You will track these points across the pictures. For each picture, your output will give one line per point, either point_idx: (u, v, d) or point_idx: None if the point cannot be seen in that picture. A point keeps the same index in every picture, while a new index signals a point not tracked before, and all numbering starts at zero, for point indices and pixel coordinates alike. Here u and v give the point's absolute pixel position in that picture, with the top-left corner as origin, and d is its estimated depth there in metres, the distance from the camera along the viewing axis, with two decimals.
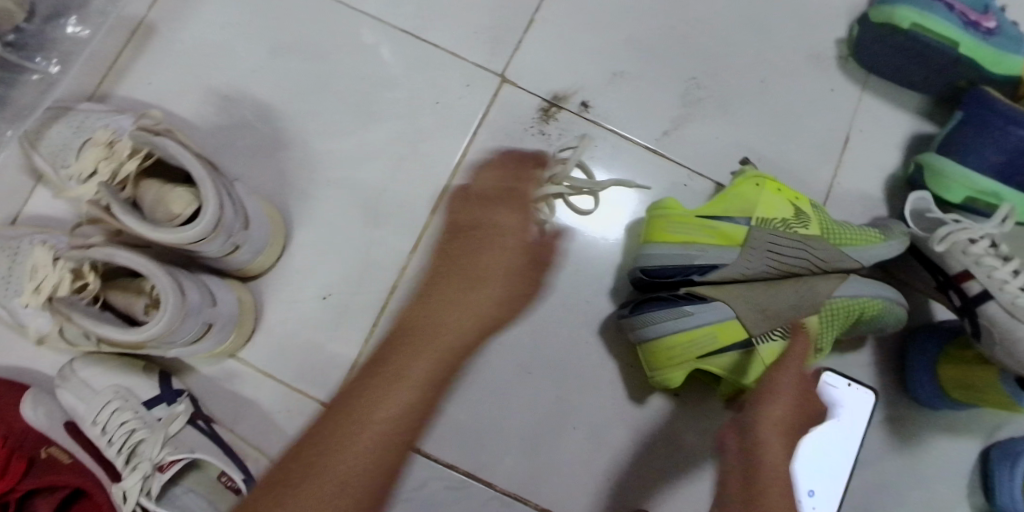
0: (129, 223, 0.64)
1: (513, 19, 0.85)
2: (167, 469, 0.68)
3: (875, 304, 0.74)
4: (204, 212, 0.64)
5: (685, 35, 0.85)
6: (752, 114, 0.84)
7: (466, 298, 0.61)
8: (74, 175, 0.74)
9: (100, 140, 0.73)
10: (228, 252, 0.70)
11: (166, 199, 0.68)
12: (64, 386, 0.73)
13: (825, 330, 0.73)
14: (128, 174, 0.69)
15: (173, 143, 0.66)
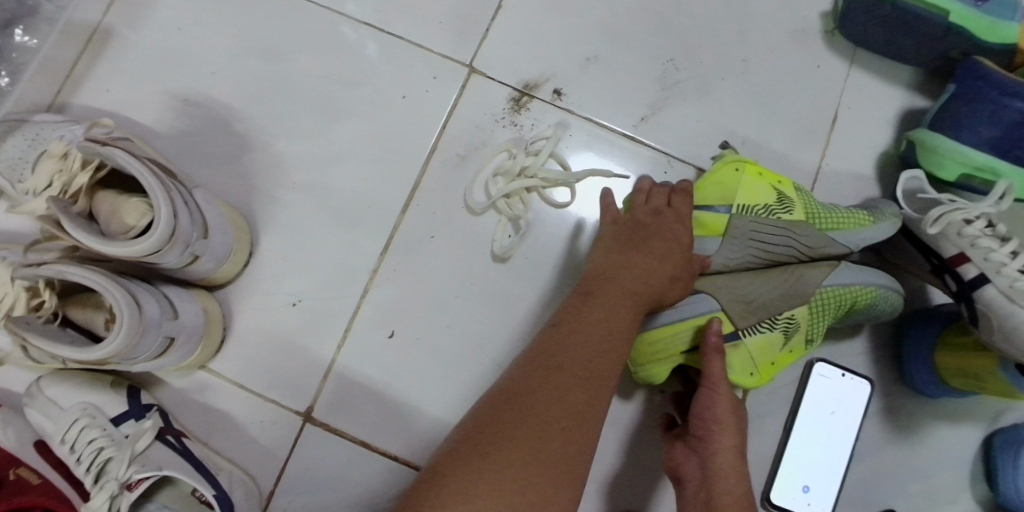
0: (80, 238, 0.62)
1: (480, 7, 0.81)
2: (135, 488, 0.66)
3: (867, 292, 0.70)
4: (157, 221, 0.62)
5: (660, 16, 0.82)
6: (734, 96, 0.81)
7: (612, 294, 0.63)
8: (28, 190, 0.71)
9: (54, 152, 0.71)
10: (188, 262, 0.68)
11: (120, 210, 0.66)
12: (32, 405, 0.72)
13: (817, 319, 0.70)
14: (80, 187, 0.67)
15: (122, 153, 0.64)
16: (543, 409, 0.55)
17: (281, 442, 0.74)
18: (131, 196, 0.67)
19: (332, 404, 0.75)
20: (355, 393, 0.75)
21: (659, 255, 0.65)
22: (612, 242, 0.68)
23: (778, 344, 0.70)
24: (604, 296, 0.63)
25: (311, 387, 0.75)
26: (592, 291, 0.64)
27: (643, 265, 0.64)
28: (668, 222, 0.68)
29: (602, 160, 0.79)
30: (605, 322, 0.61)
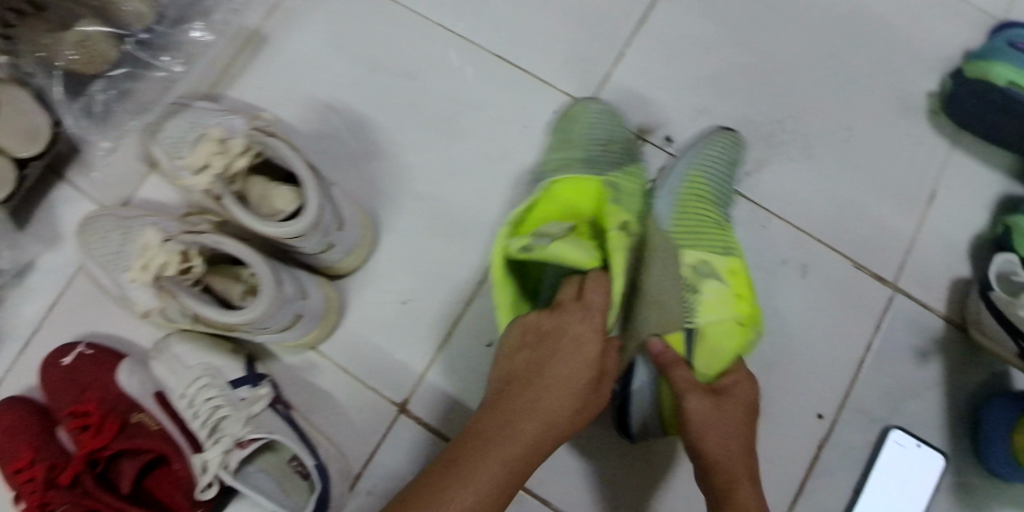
0: (238, 213, 0.71)
1: (604, 51, 0.88)
2: (246, 446, 0.72)
3: (699, 173, 0.78)
4: (306, 207, 0.70)
5: (772, 78, 0.87)
6: (835, 162, 0.85)
7: (508, 440, 0.56)
8: (185, 166, 0.78)
9: (212, 136, 0.77)
10: (322, 249, 0.75)
11: (271, 196, 0.75)
12: (159, 359, 0.79)
13: (715, 252, 0.72)
14: (238, 170, 0.74)
15: (285, 147, 0.72)
16: None
17: (375, 428, 0.80)
18: (280, 185, 0.76)
19: (425, 399, 0.80)
20: (446, 391, 0.80)
21: (556, 381, 0.58)
22: (514, 360, 0.60)
23: (728, 287, 0.70)
24: (497, 444, 0.56)
25: (407, 381, 0.81)
26: (485, 428, 0.57)
27: (541, 406, 0.57)
28: (570, 324, 0.60)
29: None
30: (507, 448, 0.56)
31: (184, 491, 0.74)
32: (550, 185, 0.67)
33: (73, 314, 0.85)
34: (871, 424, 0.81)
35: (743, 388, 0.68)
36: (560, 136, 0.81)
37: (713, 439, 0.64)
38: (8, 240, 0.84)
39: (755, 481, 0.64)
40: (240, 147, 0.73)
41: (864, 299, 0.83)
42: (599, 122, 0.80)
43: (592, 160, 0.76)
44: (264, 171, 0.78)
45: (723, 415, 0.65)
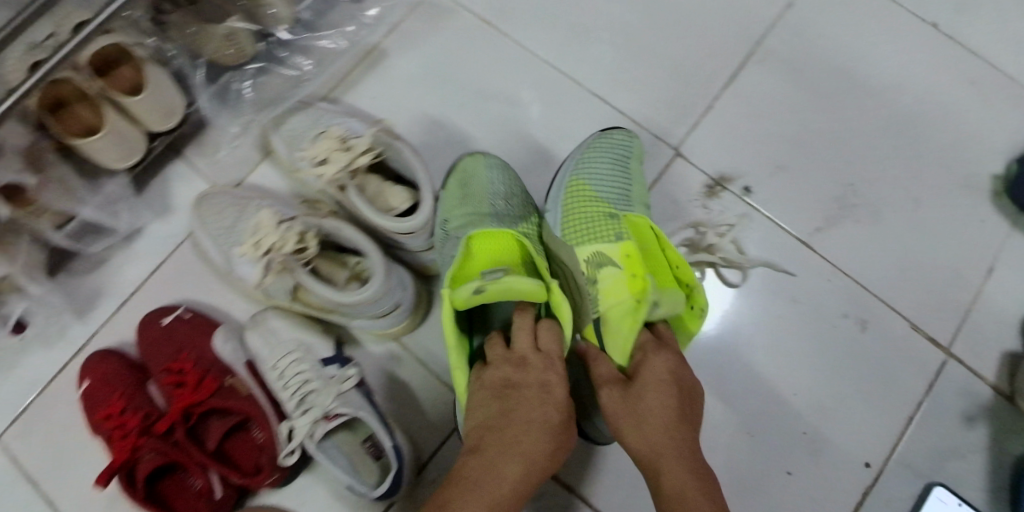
0: (359, 203, 0.78)
1: (695, 102, 0.95)
2: (332, 419, 0.77)
3: (582, 178, 0.85)
4: (422, 206, 0.78)
5: (848, 146, 0.93)
6: (900, 229, 0.91)
7: (487, 488, 0.62)
8: (306, 158, 0.85)
9: (333, 134, 0.84)
10: (422, 247, 0.83)
11: (383, 194, 0.82)
12: (254, 330, 0.84)
13: (605, 244, 0.78)
14: (360, 166, 0.81)
15: (409, 149, 0.80)
16: None
17: (445, 422, 0.85)
18: (392, 185, 0.83)
19: None
20: None
21: (520, 422, 0.65)
22: (474, 422, 0.67)
23: (623, 273, 0.74)
24: (479, 490, 0.62)
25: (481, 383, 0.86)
26: (472, 472, 0.64)
27: (513, 448, 0.64)
28: (526, 370, 0.69)
29: (775, 254, 0.89)
30: (500, 487, 0.63)
31: (266, 455, 0.78)
32: (466, 245, 0.74)
33: (174, 280, 0.91)
34: (915, 480, 0.84)
35: (654, 369, 0.68)
36: (457, 192, 0.83)
37: (644, 429, 0.65)
38: (128, 206, 0.90)
39: (695, 453, 0.64)
40: (365, 145, 0.81)
41: (918, 360, 0.87)
42: (496, 174, 0.84)
43: (495, 214, 0.79)
44: (376, 171, 0.85)
45: (655, 403, 0.66)
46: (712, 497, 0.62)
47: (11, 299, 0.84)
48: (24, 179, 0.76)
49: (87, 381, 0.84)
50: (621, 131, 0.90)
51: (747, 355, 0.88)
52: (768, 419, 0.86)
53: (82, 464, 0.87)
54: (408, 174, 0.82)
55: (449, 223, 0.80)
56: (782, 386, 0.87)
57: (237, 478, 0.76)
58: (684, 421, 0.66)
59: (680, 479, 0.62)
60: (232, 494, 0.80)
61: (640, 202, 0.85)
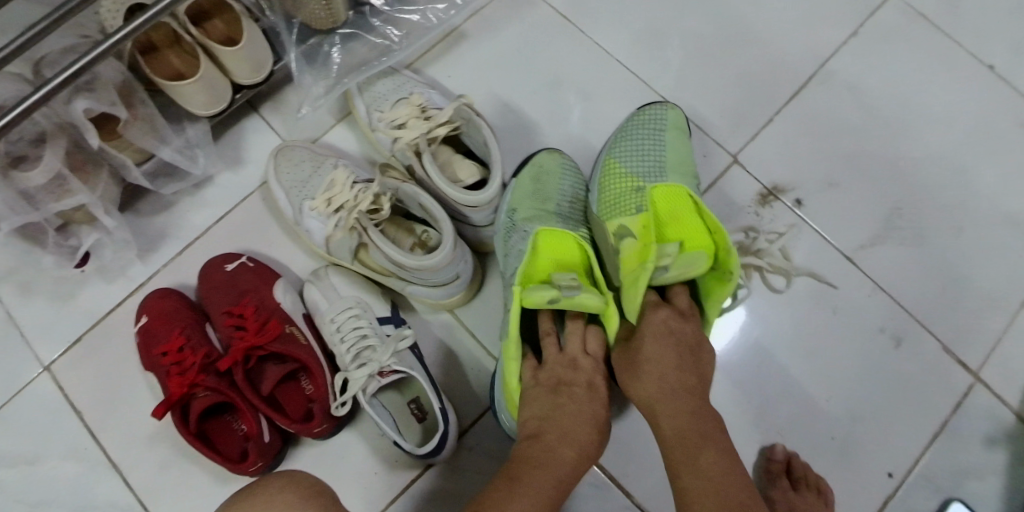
0: (434, 173, 0.79)
1: (755, 114, 0.99)
2: (385, 376, 0.80)
3: (615, 156, 0.88)
4: (492, 182, 0.80)
5: (899, 171, 0.97)
6: (942, 256, 0.94)
7: (540, 465, 0.65)
8: (384, 120, 0.88)
9: (415, 101, 0.88)
10: (482, 224, 0.86)
11: (454, 164, 0.85)
12: (316, 283, 0.87)
13: (626, 217, 0.81)
14: (437, 136, 0.83)
15: (486, 125, 0.81)
16: None
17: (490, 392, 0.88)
18: (464, 157, 0.85)
19: None
20: None
21: (569, 409, 0.69)
22: (526, 416, 0.70)
23: (637, 243, 0.78)
24: (532, 467, 0.65)
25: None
26: (534, 447, 0.67)
27: (562, 428, 0.68)
28: (576, 368, 0.73)
29: (821, 266, 0.94)
30: (559, 459, 0.66)
31: (318, 404, 0.79)
32: (534, 242, 0.79)
33: (237, 230, 0.94)
34: (936, 495, 0.86)
35: (653, 321, 0.72)
36: (530, 185, 0.87)
37: (651, 374, 0.69)
38: (205, 150, 0.92)
39: (698, 398, 0.68)
40: (446, 117, 0.82)
41: (948, 380, 0.90)
42: (568, 176, 0.89)
43: (561, 215, 0.85)
44: (450, 142, 0.88)
45: (663, 351, 0.70)
46: (709, 430, 0.66)
47: (81, 229, 0.87)
48: (116, 111, 0.80)
49: (146, 317, 0.86)
50: (658, 104, 0.92)
51: (785, 358, 0.91)
52: (798, 422, 0.89)
53: (127, 398, 0.89)
54: (481, 150, 0.84)
55: (516, 215, 0.84)
56: (814, 391, 0.90)
57: (290, 424, 0.78)
58: (683, 365, 0.70)
59: (677, 415, 0.67)
60: (278, 442, 0.81)
61: (674, 170, 0.85)
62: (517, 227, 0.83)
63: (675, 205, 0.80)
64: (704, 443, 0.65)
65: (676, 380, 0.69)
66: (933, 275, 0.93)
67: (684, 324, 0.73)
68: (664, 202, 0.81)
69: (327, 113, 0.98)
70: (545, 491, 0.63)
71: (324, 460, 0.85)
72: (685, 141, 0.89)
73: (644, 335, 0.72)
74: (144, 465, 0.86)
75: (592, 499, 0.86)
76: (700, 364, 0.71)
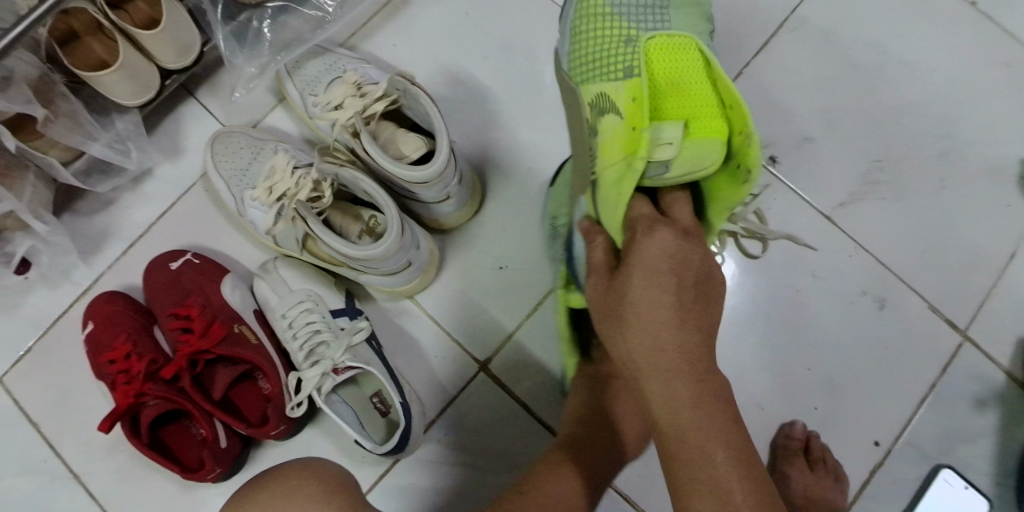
0: (374, 152, 0.72)
1: (724, 67, 0.92)
2: (341, 373, 0.76)
3: (600, 1, 0.68)
4: (437, 156, 0.71)
5: (878, 120, 0.91)
6: (925, 210, 0.89)
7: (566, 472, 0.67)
8: (320, 104, 0.84)
9: (350, 80, 0.83)
10: (440, 200, 0.78)
11: (399, 140, 0.77)
12: (265, 278, 0.83)
13: (612, 82, 0.63)
14: (375, 112, 0.78)
15: (424, 94, 0.74)
16: None
17: (456, 380, 0.84)
18: (407, 132, 0.78)
19: (506, 364, 0.85)
20: (527, 357, 0.85)
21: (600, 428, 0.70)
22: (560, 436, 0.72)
23: (627, 123, 0.60)
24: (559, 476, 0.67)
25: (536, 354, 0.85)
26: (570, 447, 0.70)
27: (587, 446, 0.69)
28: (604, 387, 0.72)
29: (797, 227, 0.89)
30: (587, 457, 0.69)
31: (273, 406, 0.75)
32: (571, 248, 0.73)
33: (183, 225, 0.89)
34: (922, 460, 0.84)
35: (637, 253, 0.54)
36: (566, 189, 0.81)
37: (638, 331, 0.52)
38: (137, 143, 0.87)
39: (705, 373, 0.52)
40: (380, 91, 0.77)
41: (933, 342, 0.86)
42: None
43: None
44: (395, 119, 0.81)
45: (658, 299, 0.52)
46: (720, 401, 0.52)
47: (15, 236, 0.82)
48: (32, 110, 0.74)
49: (90, 324, 0.82)
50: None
51: (762, 326, 0.87)
52: (780, 393, 0.86)
53: (83, 407, 0.86)
54: (426, 122, 0.77)
55: (558, 222, 0.81)
56: (797, 360, 0.87)
57: (244, 428, 0.74)
58: (685, 308, 0.53)
59: (672, 388, 0.51)
60: (237, 446, 0.78)
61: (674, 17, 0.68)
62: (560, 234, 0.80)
63: (683, 72, 0.62)
64: (713, 418, 0.51)
65: (674, 337, 0.52)
66: (915, 230, 0.89)
67: (688, 258, 0.55)
68: (663, 64, 0.63)
69: (267, 94, 0.92)
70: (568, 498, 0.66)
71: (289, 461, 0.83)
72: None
73: (640, 271, 0.53)
74: (105, 475, 0.84)
75: None
76: (704, 313, 0.54)
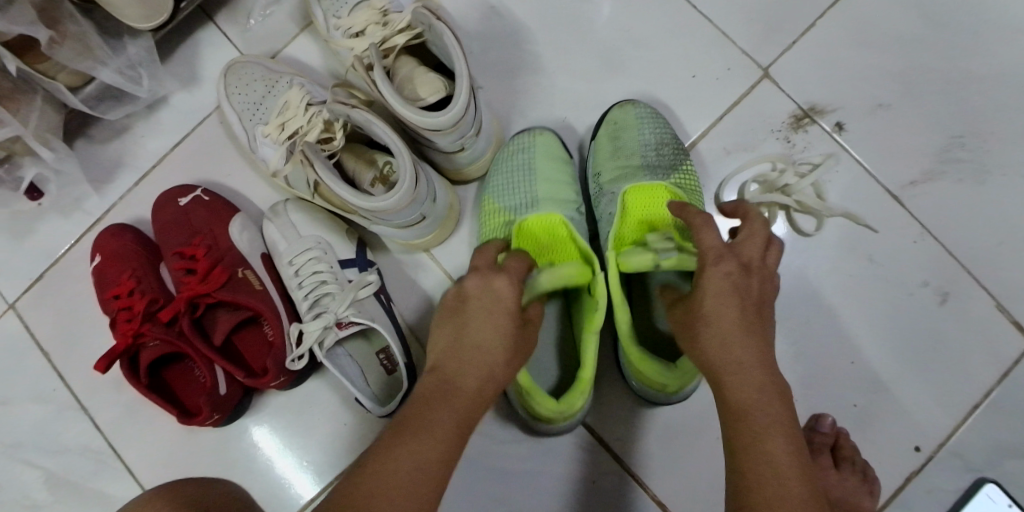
0: (385, 91, 0.65)
1: (793, 20, 0.83)
2: (343, 328, 0.72)
3: (492, 198, 0.77)
4: (454, 103, 0.64)
5: (964, 91, 0.81)
6: (1005, 195, 0.80)
7: (445, 407, 0.51)
8: (341, 29, 0.77)
9: (376, 4, 0.76)
10: (453, 150, 0.72)
11: (416, 80, 0.70)
12: (274, 221, 0.78)
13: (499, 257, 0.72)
14: (395, 45, 0.72)
15: (444, 29, 0.67)
16: (469, 365, 0.53)
17: None
18: (427, 71, 0.70)
19: None
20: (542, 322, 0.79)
21: (484, 343, 0.54)
22: (440, 331, 0.56)
23: None
24: (424, 414, 0.51)
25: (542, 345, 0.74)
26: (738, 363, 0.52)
27: (465, 358, 0.54)
28: (494, 280, 0.57)
29: (856, 204, 0.80)
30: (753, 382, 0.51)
31: (272, 356, 0.71)
32: (622, 205, 0.71)
33: (195, 158, 0.85)
34: (968, 472, 0.76)
35: (708, 279, 0.54)
36: (608, 143, 0.77)
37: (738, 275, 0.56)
38: (150, 70, 0.83)
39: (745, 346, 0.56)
40: (404, 22, 0.71)
41: (995, 344, 0.78)
42: (647, 125, 0.78)
43: (649, 166, 0.75)
44: (419, 57, 0.75)
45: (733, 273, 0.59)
46: (783, 418, 0.50)
47: (24, 161, 0.79)
48: (36, 31, 0.69)
49: (98, 257, 0.80)
50: (516, 136, 0.80)
51: (805, 310, 0.79)
52: (818, 385, 0.79)
53: (91, 339, 0.85)
54: (449, 62, 0.69)
55: (601, 178, 0.77)
56: (840, 351, 0.79)
57: (242, 377, 0.71)
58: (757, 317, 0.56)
59: (751, 392, 0.51)
60: (237, 394, 0.76)
61: (547, 178, 0.76)
62: (604, 191, 0.76)
63: (549, 235, 0.71)
64: (770, 438, 0.49)
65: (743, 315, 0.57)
66: (992, 218, 0.79)
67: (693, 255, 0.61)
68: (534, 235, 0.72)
69: (290, 21, 0.86)
70: (448, 441, 0.50)
71: (294, 408, 0.81)
72: (557, 151, 0.78)
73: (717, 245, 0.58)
74: (110, 409, 0.84)
75: (576, 463, 0.78)
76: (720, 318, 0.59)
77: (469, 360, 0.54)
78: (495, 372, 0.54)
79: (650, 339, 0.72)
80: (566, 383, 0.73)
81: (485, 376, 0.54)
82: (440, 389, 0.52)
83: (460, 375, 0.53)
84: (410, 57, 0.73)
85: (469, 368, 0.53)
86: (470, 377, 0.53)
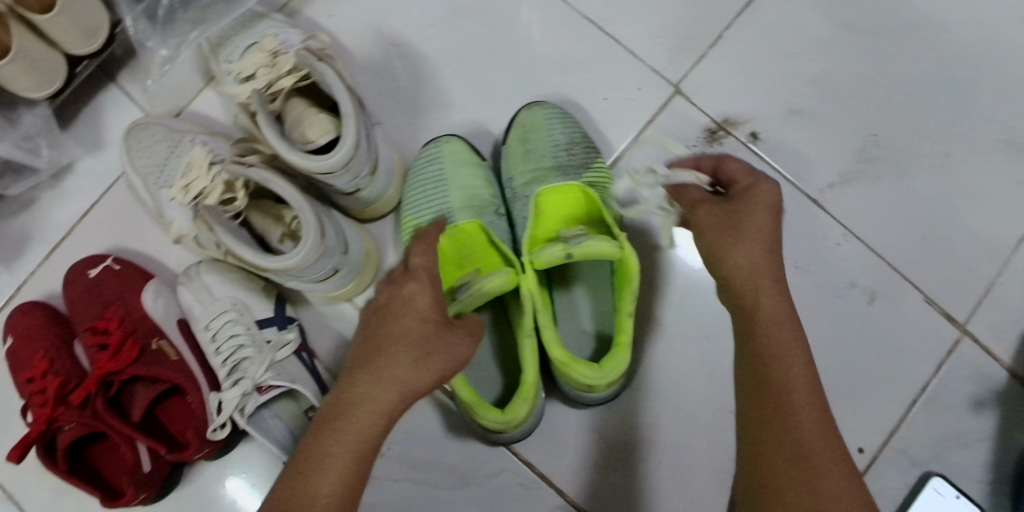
0: (273, 141, 0.63)
1: (701, 33, 0.83)
2: (264, 392, 0.70)
3: (409, 215, 0.75)
4: (342, 143, 0.63)
5: (875, 89, 0.82)
6: (924, 190, 0.80)
7: (338, 430, 0.49)
8: (231, 73, 0.75)
9: (266, 47, 0.74)
10: (350, 191, 0.70)
11: (304, 123, 0.69)
12: (187, 285, 0.76)
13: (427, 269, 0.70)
14: (282, 88, 0.70)
15: (326, 69, 0.66)
16: (368, 381, 0.50)
17: None
18: (316, 112, 0.69)
19: None
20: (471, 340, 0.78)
21: (382, 355, 0.51)
22: (354, 348, 0.54)
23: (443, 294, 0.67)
24: (321, 438, 0.49)
25: (481, 356, 0.72)
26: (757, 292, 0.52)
27: (364, 371, 0.51)
28: (403, 286, 0.53)
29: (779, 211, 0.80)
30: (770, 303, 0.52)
31: (193, 429, 0.69)
32: (536, 207, 0.68)
33: (105, 225, 0.82)
34: (911, 468, 0.76)
35: (755, 196, 0.54)
36: (519, 147, 0.76)
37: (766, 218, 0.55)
38: (49, 139, 0.80)
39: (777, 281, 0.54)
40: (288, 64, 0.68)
41: (927, 338, 0.78)
42: (556, 124, 0.77)
43: (561, 167, 0.74)
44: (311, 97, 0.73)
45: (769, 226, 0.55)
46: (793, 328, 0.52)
47: None
48: None
49: (10, 339, 0.78)
50: (429, 143, 0.78)
51: None
52: None
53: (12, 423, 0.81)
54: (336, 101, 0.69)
55: (514, 182, 0.75)
56: None
57: (165, 452, 0.69)
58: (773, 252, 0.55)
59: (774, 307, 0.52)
60: (165, 468, 0.73)
61: (460, 188, 0.75)
62: (517, 195, 0.74)
63: (470, 241, 0.69)
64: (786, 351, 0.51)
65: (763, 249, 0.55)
66: (913, 214, 0.80)
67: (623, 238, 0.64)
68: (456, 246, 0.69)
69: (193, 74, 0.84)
70: (343, 469, 0.48)
71: (228, 474, 0.79)
72: (470, 157, 0.77)
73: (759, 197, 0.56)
74: (37, 495, 0.80)
75: (521, 501, 0.76)
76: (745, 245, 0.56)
77: (367, 375, 0.51)
78: (397, 381, 0.51)
79: (574, 343, 0.73)
80: (510, 390, 0.71)
81: (386, 389, 0.50)
82: (340, 408, 0.50)
83: (356, 392, 0.50)
84: (299, 99, 0.71)
85: (366, 382, 0.50)
86: (367, 392, 0.50)
